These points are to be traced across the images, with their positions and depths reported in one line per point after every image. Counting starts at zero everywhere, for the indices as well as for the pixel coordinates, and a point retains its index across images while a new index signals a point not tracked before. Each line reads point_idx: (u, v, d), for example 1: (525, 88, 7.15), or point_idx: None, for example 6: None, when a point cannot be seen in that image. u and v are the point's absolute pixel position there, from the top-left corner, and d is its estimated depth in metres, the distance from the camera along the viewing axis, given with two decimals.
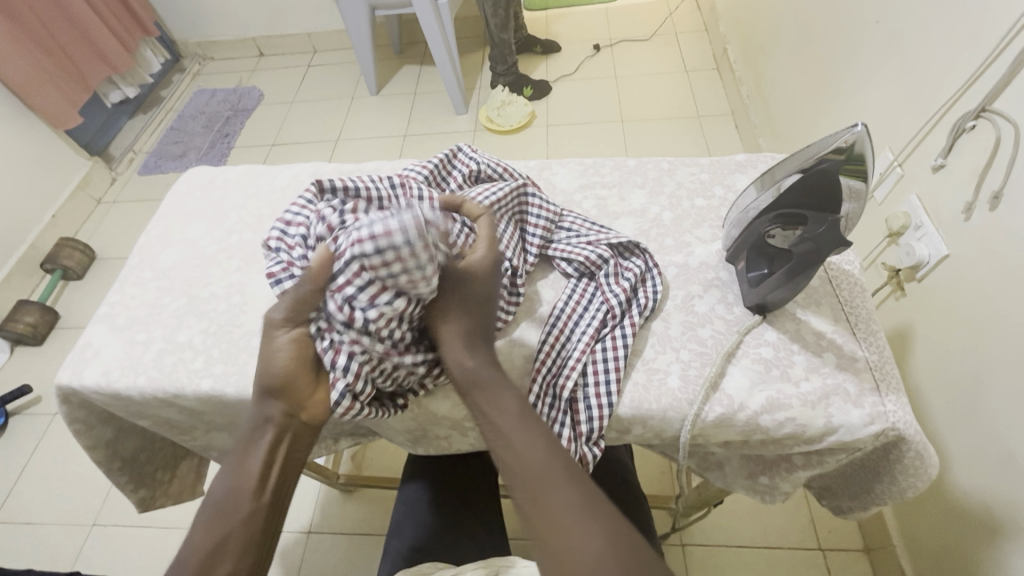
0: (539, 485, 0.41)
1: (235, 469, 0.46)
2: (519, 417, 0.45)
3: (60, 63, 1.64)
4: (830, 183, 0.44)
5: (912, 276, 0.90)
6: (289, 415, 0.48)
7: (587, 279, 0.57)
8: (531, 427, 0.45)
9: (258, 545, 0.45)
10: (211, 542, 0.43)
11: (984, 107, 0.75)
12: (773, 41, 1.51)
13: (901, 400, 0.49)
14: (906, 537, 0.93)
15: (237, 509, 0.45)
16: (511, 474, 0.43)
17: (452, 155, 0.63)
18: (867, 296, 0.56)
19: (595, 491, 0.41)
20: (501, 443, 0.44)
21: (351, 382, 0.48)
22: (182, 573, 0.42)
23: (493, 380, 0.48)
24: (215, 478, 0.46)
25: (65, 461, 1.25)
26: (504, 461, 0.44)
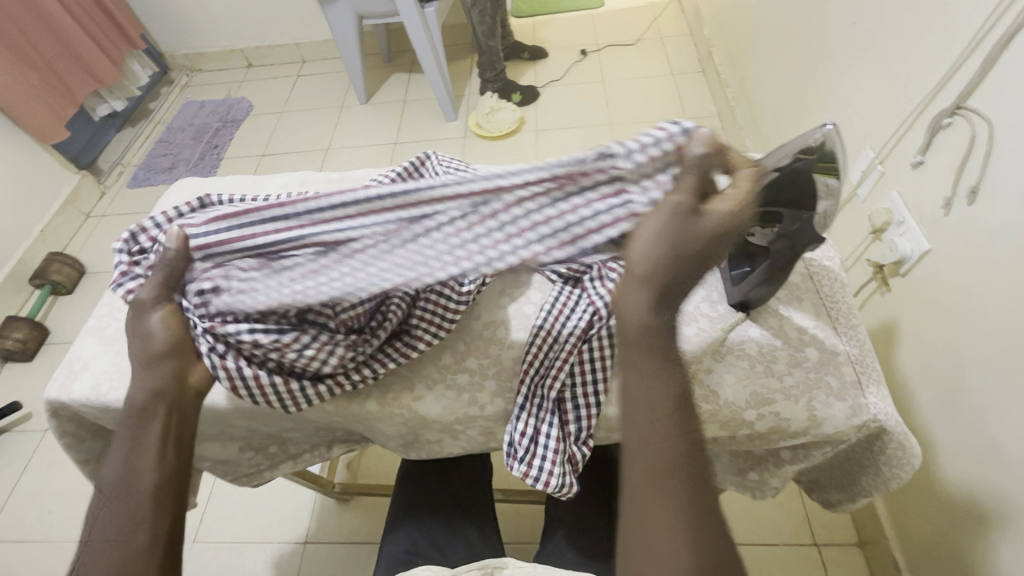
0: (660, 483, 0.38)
1: (131, 448, 0.47)
2: (676, 412, 0.39)
3: (45, 78, 1.64)
4: (805, 181, 0.45)
5: (895, 271, 0.92)
6: (177, 385, 0.50)
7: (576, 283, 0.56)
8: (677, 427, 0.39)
9: (168, 515, 0.46)
10: (121, 520, 0.44)
11: (959, 104, 0.77)
12: (755, 43, 1.54)
13: (882, 392, 0.50)
14: (898, 528, 0.94)
15: (139, 485, 0.46)
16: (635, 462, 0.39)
17: (419, 163, 0.66)
18: (847, 291, 0.57)
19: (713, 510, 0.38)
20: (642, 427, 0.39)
21: (212, 345, 0.51)
22: (98, 551, 0.43)
23: (663, 360, 0.40)
24: (110, 464, 0.47)
25: (56, 477, 1.24)
26: (634, 445, 0.39)
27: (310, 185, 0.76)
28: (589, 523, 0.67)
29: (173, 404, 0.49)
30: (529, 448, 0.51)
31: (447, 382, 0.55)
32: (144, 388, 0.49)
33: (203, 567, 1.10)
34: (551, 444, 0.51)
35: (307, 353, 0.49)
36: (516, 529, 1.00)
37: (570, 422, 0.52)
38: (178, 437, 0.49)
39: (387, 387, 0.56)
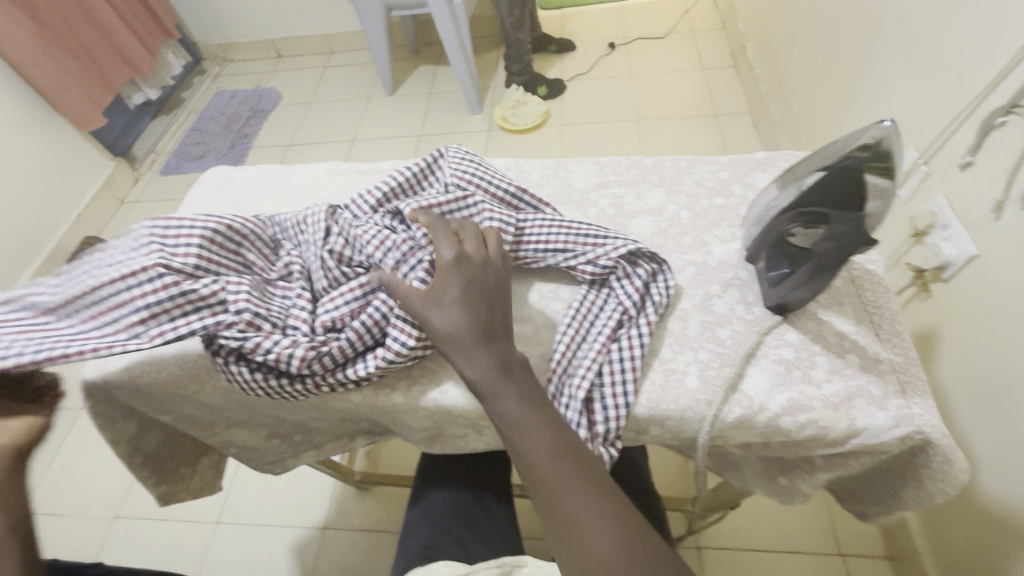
0: (547, 493, 0.43)
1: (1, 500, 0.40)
2: (527, 424, 0.44)
3: (85, 67, 1.69)
4: (853, 182, 0.43)
5: (938, 276, 0.88)
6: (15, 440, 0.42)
7: (610, 281, 0.55)
8: (538, 433, 0.44)
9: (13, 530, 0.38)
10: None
11: (1017, 103, 0.72)
12: (791, 38, 1.49)
13: (928, 403, 0.48)
14: (930, 543, 0.90)
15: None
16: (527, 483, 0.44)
17: (434, 162, 0.65)
18: (891, 297, 0.55)
19: (594, 479, 0.43)
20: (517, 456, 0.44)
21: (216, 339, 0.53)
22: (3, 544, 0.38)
23: (502, 388, 0.46)
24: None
25: (90, 455, 1.28)
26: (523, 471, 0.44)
27: (338, 175, 0.76)
28: None
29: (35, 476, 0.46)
30: None
31: None
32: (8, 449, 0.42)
33: (227, 548, 1.13)
34: None
35: (276, 355, 0.50)
36: (534, 525, 1.00)
37: (597, 422, 0.49)
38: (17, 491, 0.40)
39: (412, 380, 0.56)
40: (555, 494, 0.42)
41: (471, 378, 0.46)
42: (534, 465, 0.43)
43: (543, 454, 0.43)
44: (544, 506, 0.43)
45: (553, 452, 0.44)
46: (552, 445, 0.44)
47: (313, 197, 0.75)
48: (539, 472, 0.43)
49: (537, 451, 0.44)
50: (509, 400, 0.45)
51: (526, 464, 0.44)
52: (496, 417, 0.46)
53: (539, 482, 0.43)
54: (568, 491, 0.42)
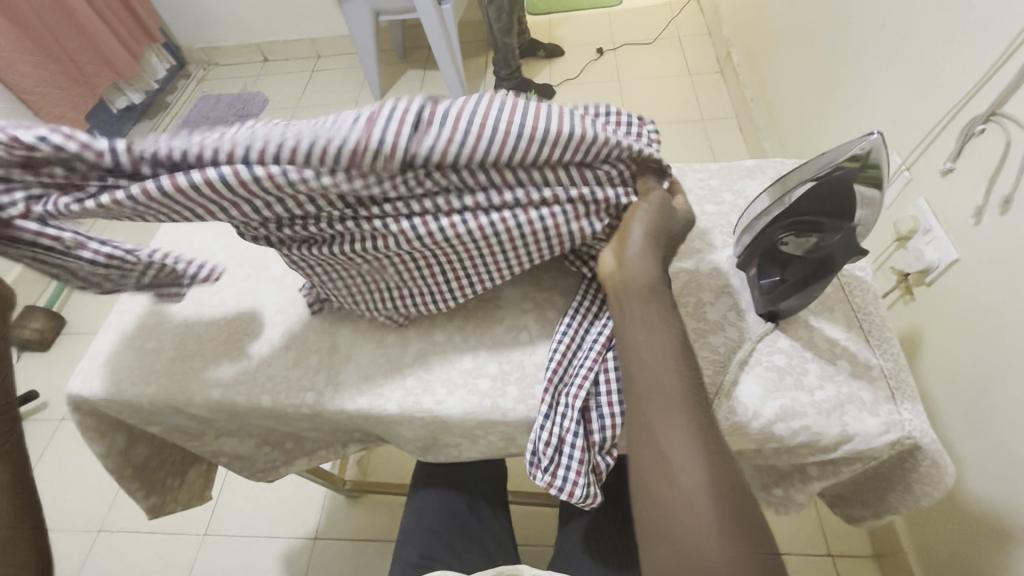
0: (662, 401, 0.42)
1: None
2: (669, 338, 0.45)
3: (65, 69, 1.65)
4: (846, 191, 0.44)
5: (921, 280, 0.90)
6: None
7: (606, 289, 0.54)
8: (674, 350, 0.45)
9: None
10: None
11: (995, 111, 0.75)
12: (775, 45, 1.51)
13: (917, 408, 0.49)
14: (915, 542, 0.92)
15: None
16: (636, 386, 0.44)
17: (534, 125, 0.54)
18: (880, 303, 0.56)
19: (708, 418, 0.43)
20: (639, 357, 0.44)
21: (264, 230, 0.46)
22: None
23: (654, 297, 0.46)
24: None
25: (73, 467, 1.25)
26: (639, 371, 0.44)
27: None
28: (607, 531, 0.67)
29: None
30: (553, 458, 0.49)
31: (468, 387, 0.55)
32: None
33: (217, 560, 1.11)
34: (576, 454, 0.49)
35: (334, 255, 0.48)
36: (528, 531, 1.00)
37: (592, 428, 0.51)
38: None
39: (407, 390, 0.55)
40: (675, 418, 0.42)
41: (638, 279, 0.47)
42: (669, 384, 0.43)
43: (682, 378, 0.43)
44: (650, 408, 0.43)
45: (680, 371, 0.44)
46: (683, 370, 0.44)
47: None
48: (671, 392, 0.43)
49: (667, 362, 0.44)
50: (668, 319, 0.46)
51: (650, 361, 0.44)
52: (642, 320, 0.46)
53: (665, 399, 0.42)
54: (683, 415, 0.42)
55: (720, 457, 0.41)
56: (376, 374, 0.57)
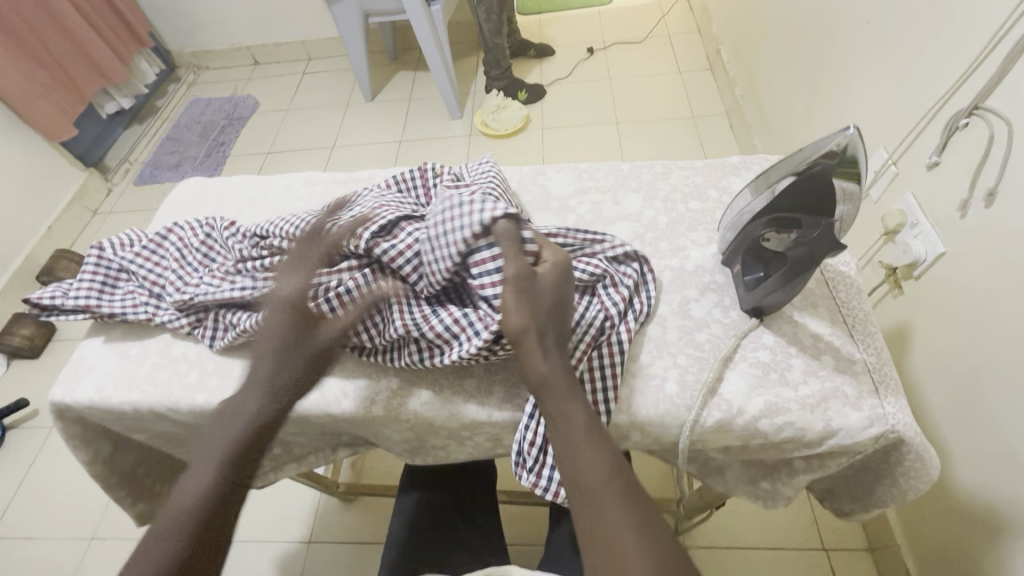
0: (595, 509, 0.39)
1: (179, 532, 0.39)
2: (589, 431, 0.42)
3: (54, 75, 1.64)
4: (823, 187, 0.44)
5: (909, 274, 0.90)
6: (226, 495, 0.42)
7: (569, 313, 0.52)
8: (599, 445, 0.41)
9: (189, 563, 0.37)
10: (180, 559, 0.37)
11: (978, 105, 0.76)
12: (764, 42, 1.52)
13: (900, 402, 0.49)
14: (908, 534, 0.92)
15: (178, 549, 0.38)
16: (572, 495, 0.40)
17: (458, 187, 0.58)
18: (864, 298, 0.56)
19: (650, 518, 0.39)
20: (568, 458, 0.41)
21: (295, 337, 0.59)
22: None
23: (565, 387, 0.44)
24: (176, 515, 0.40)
25: (64, 474, 1.24)
26: (571, 477, 0.41)
27: (314, 186, 0.75)
28: None
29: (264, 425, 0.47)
30: (539, 458, 0.50)
31: (453, 389, 0.55)
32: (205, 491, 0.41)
33: None
34: None
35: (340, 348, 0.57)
36: (521, 532, 1.00)
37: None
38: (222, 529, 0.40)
39: (392, 392, 0.55)
40: (605, 515, 0.38)
41: (538, 371, 0.44)
42: (587, 480, 0.40)
43: (601, 468, 0.40)
44: (588, 517, 0.39)
45: (608, 469, 0.40)
46: (611, 466, 0.40)
47: (288, 209, 0.73)
48: (592, 488, 0.39)
49: (593, 463, 0.40)
50: (572, 410, 0.43)
51: (579, 464, 0.41)
52: (551, 415, 0.43)
53: (590, 499, 0.39)
54: (619, 520, 0.38)
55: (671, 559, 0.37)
56: (360, 377, 0.56)
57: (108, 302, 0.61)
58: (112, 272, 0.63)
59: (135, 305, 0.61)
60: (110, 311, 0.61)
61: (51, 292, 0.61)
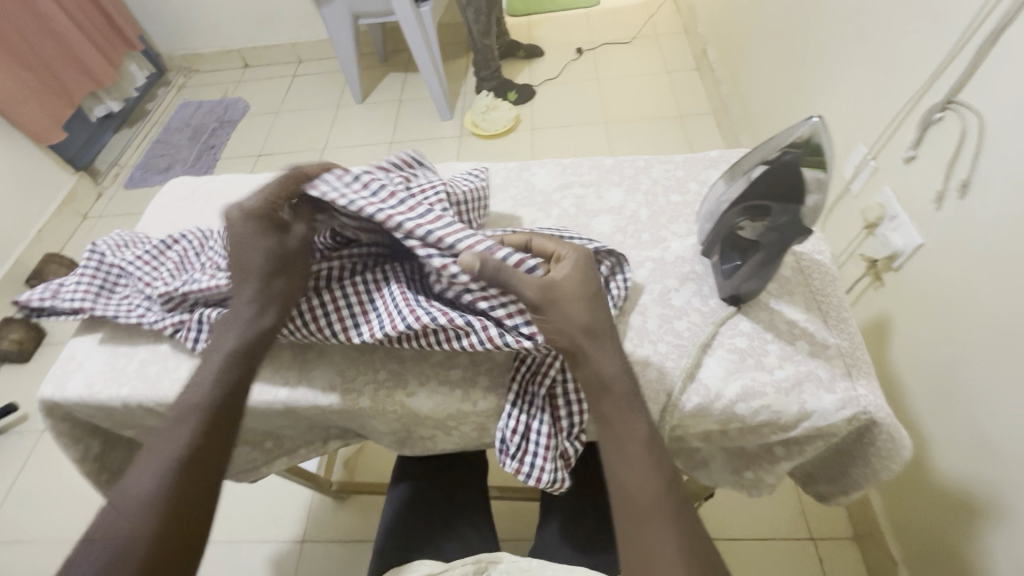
0: (643, 515, 0.42)
1: (144, 501, 0.44)
2: (648, 448, 0.44)
3: (42, 79, 1.64)
4: (793, 175, 0.45)
5: (889, 265, 0.92)
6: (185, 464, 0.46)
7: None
8: (654, 461, 0.44)
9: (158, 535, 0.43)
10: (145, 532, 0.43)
11: (951, 99, 0.78)
12: (749, 42, 1.54)
13: (872, 385, 0.50)
14: (891, 521, 0.94)
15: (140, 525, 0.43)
16: (620, 498, 0.44)
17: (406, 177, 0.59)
18: (838, 286, 0.57)
19: (694, 533, 0.42)
20: (622, 469, 0.44)
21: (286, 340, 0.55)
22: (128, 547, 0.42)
23: (626, 398, 0.46)
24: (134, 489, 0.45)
25: (55, 478, 1.24)
26: (619, 484, 0.44)
27: None
28: (583, 519, 0.69)
29: (245, 376, 0.50)
30: (521, 445, 0.51)
31: (439, 380, 0.56)
32: (156, 475, 0.45)
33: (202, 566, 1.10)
34: (542, 441, 0.51)
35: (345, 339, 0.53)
36: (513, 526, 1.01)
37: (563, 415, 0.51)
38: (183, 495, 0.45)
39: (379, 384, 0.56)
40: (650, 529, 0.42)
41: (606, 375, 0.46)
42: (638, 493, 0.43)
43: (653, 482, 0.43)
44: (633, 522, 0.43)
45: (662, 487, 0.43)
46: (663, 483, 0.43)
47: None
48: (642, 502, 0.43)
49: (647, 477, 0.43)
50: (635, 418, 0.45)
51: (634, 475, 0.44)
52: (613, 422, 0.45)
53: (639, 510, 0.43)
54: (661, 530, 0.42)
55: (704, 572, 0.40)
56: (349, 369, 0.57)
57: (103, 306, 0.60)
58: (111, 277, 0.63)
59: (128, 310, 0.60)
60: (103, 315, 0.60)
61: (41, 294, 0.60)
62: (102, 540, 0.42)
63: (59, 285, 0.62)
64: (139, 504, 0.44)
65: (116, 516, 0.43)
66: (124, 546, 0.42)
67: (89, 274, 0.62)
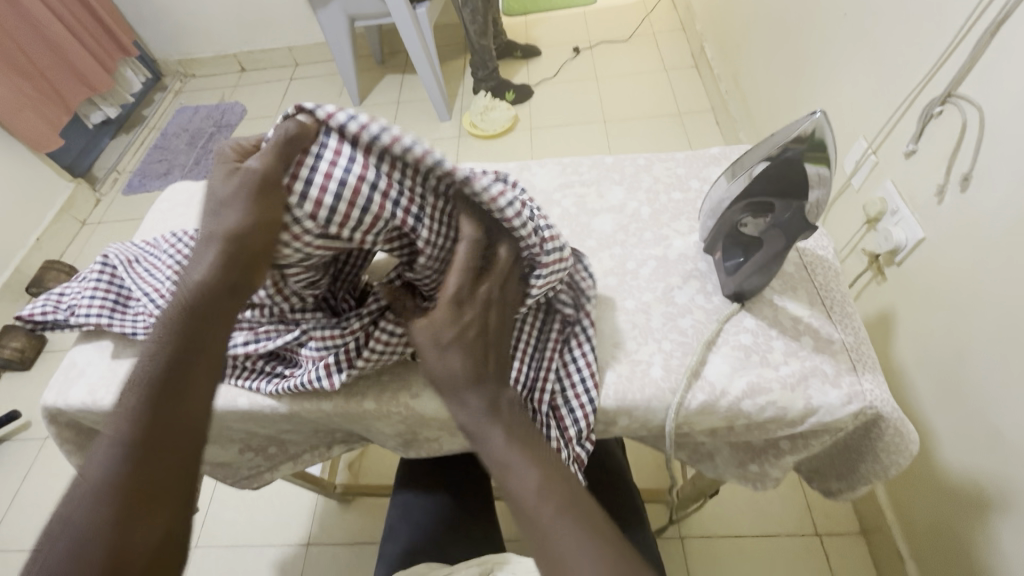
0: (536, 532, 0.39)
1: (98, 489, 0.38)
2: (519, 451, 0.42)
3: (38, 86, 1.64)
4: (795, 171, 0.45)
5: (891, 260, 0.92)
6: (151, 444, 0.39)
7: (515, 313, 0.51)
8: (529, 462, 0.41)
9: (114, 530, 0.37)
10: (106, 524, 0.37)
11: (950, 93, 0.78)
12: (747, 38, 1.54)
13: (878, 379, 0.50)
14: (898, 514, 0.94)
15: (99, 516, 0.37)
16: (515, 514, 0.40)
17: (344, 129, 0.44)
18: (841, 280, 0.57)
19: (600, 529, 0.38)
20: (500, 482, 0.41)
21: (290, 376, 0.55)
22: (86, 548, 0.36)
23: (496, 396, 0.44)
24: (93, 467, 0.39)
25: (58, 486, 1.23)
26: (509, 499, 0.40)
27: None
28: None
29: (197, 344, 0.43)
30: None
31: None
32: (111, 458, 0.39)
33: (207, 572, 1.10)
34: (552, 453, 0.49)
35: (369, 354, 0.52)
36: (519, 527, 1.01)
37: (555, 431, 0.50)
38: (151, 475, 0.39)
39: (383, 386, 0.56)
40: (550, 537, 0.38)
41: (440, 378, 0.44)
42: (524, 505, 0.39)
43: (528, 481, 0.40)
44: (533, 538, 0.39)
45: (540, 493, 0.40)
46: (540, 486, 0.40)
47: None
48: (528, 511, 0.39)
49: (524, 484, 0.40)
50: (489, 432, 0.43)
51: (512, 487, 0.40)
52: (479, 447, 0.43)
53: (525, 518, 0.39)
54: (558, 533, 0.38)
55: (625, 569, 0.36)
56: None
57: (120, 321, 0.60)
58: (124, 290, 0.62)
59: (144, 326, 0.59)
60: (121, 331, 0.60)
61: (43, 307, 0.61)
62: (59, 528, 0.37)
63: (60, 296, 0.62)
64: (91, 494, 0.38)
65: (71, 511, 0.37)
66: (81, 545, 0.36)
67: (99, 288, 0.61)
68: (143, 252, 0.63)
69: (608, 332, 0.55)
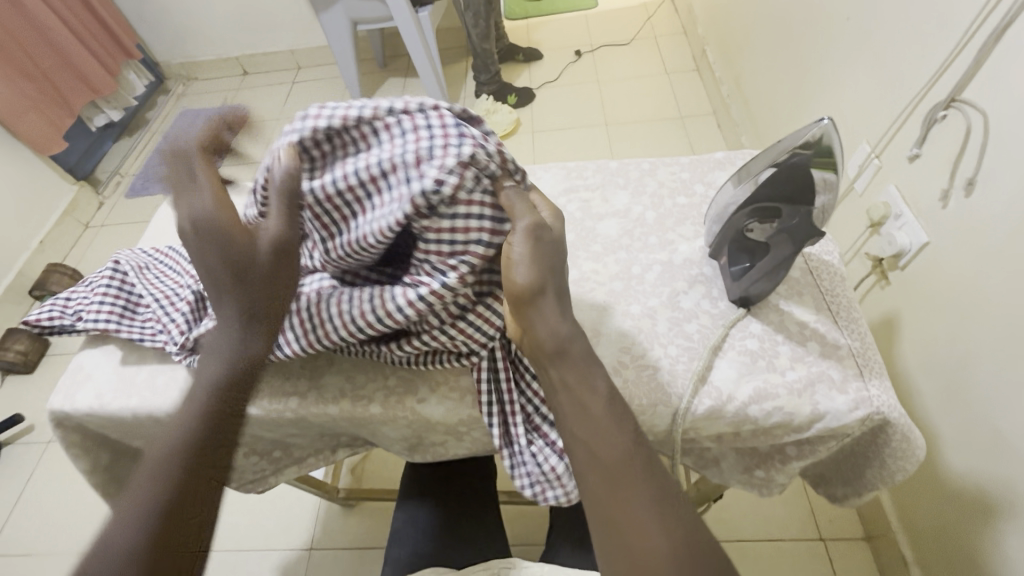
0: (611, 479, 0.40)
1: (143, 505, 0.38)
2: (608, 408, 0.43)
3: (43, 90, 1.64)
4: (803, 177, 0.46)
5: (895, 264, 0.92)
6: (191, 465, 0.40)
7: (486, 299, 0.50)
8: (618, 421, 0.43)
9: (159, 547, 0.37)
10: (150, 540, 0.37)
11: (954, 97, 0.78)
12: (749, 41, 1.54)
13: (885, 385, 0.50)
14: (903, 519, 0.94)
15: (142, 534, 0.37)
16: (585, 463, 0.41)
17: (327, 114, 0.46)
18: (847, 286, 0.57)
19: (672, 497, 0.40)
20: (582, 429, 0.42)
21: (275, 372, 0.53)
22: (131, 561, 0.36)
23: (584, 363, 0.44)
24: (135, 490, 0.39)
25: (60, 490, 1.23)
26: (587, 447, 0.42)
27: None
28: None
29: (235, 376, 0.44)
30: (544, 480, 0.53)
31: (449, 387, 0.55)
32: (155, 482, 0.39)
33: None
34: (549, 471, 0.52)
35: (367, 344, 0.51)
36: (523, 531, 1.00)
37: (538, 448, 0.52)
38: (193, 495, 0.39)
39: (389, 391, 0.56)
40: (623, 490, 0.39)
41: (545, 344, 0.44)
42: (607, 455, 0.41)
43: (623, 437, 0.41)
44: (601, 482, 0.40)
45: (627, 449, 0.41)
46: (629, 445, 0.41)
47: None
48: (613, 463, 0.40)
49: (612, 438, 0.41)
50: (594, 378, 0.44)
51: (598, 436, 0.42)
52: (570, 393, 0.44)
53: (606, 465, 0.40)
54: (635, 490, 0.39)
55: (688, 538, 0.38)
56: (358, 376, 0.57)
57: (128, 328, 0.60)
58: (134, 297, 0.62)
59: (152, 333, 0.60)
60: (128, 336, 0.60)
61: (49, 311, 0.60)
62: (101, 549, 0.36)
63: (67, 300, 0.62)
64: (129, 515, 0.38)
65: (109, 534, 0.37)
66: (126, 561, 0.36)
67: (110, 293, 0.61)
68: (157, 262, 0.64)
69: (614, 336, 0.55)
